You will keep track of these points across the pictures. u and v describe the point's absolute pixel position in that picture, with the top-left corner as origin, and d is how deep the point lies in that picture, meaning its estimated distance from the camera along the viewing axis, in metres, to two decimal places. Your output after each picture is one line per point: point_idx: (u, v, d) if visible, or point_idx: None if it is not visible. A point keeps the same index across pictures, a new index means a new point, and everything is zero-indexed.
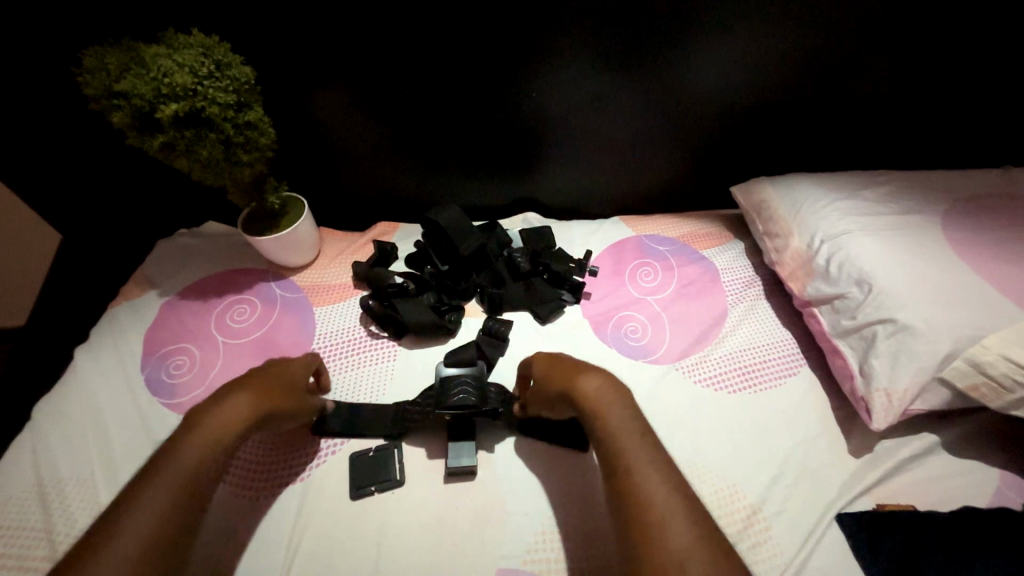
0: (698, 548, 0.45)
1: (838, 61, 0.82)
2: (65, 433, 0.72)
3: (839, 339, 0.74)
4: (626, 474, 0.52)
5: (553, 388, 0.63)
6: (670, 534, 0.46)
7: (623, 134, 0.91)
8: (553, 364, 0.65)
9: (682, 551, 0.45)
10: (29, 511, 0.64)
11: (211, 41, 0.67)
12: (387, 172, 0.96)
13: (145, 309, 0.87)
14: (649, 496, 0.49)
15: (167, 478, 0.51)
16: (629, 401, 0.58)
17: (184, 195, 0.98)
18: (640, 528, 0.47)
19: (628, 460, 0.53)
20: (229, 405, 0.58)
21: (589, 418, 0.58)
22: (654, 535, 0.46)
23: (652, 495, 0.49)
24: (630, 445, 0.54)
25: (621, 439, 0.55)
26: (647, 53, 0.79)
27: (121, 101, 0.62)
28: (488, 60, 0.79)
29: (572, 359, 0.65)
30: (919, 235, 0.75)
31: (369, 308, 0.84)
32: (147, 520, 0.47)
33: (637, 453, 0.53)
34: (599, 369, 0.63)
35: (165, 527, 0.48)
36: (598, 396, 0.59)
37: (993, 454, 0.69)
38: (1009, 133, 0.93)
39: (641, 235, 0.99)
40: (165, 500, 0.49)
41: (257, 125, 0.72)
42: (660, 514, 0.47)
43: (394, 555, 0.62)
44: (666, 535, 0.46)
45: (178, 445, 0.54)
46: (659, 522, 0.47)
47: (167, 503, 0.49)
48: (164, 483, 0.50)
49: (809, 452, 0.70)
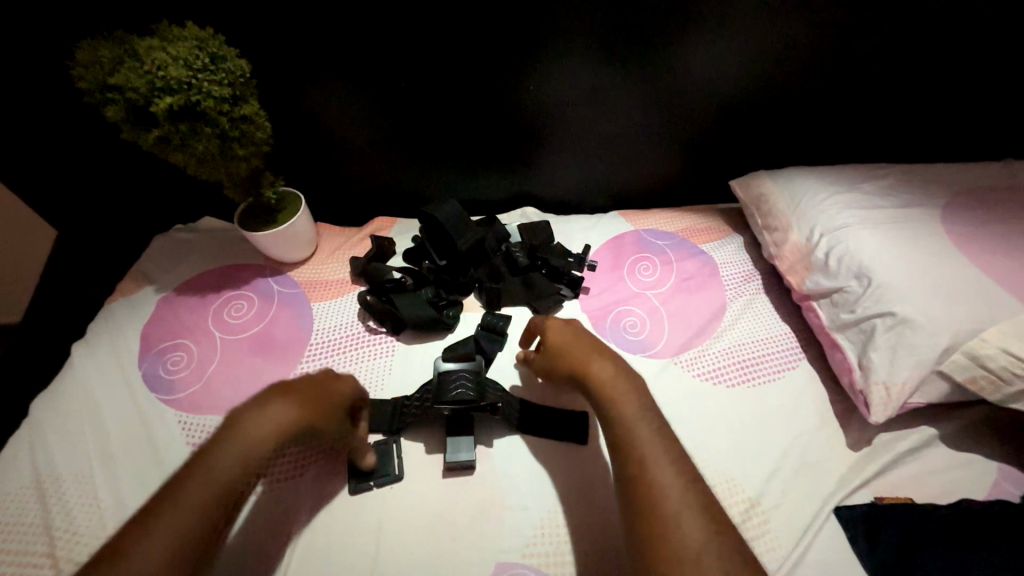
0: (709, 548, 0.44)
1: (837, 54, 0.81)
2: (62, 429, 0.71)
3: (837, 332, 0.73)
4: (638, 468, 0.51)
5: (563, 370, 0.63)
6: (683, 532, 0.46)
7: (622, 128, 0.91)
8: (567, 342, 0.64)
9: (692, 546, 0.45)
10: (28, 506, 0.64)
11: (205, 34, 0.66)
12: (385, 167, 0.95)
13: (142, 304, 0.87)
14: (657, 486, 0.49)
15: (196, 489, 0.48)
16: (640, 389, 0.58)
17: (181, 190, 0.97)
18: (649, 522, 0.47)
19: (639, 451, 0.52)
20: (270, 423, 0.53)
21: (598, 401, 0.58)
22: (665, 530, 0.46)
23: (662, 488, 0.49)
24: (642, 437, 0.53)
25: (633, 430, 0.54)
26: (645, 47, 0.79)
27: (115, 95, 0.62)
28: (486, 54, 0.78)
29: (587, 340, 0.64)
30: (919, 229, 0.75)
31: (367, 303, 0.84)
32: (167, 536, 0.45)
33: (649, 444, 0.52)
34: (612, 354, 0.62)
35: (185, 542, 0.46)
36: (609, 382, 0.58)
37: (991, 447, 0.69)
38: (1008, 127, 0.93)
39: (640, 229, 0.98)
40: (187, 517, 0.47)
41: (254, 119, 0.72)
42: (670, 509, 0.47)
43: (393, 550, 0.62)
44: (679, 533, 0.46)
45: (216, 449, 0.51)
46: (669, 518, 0.47)
47: (192, 523, 0.47)
48: (191, 500, 0.48)
49: (808, 445, 0.70)
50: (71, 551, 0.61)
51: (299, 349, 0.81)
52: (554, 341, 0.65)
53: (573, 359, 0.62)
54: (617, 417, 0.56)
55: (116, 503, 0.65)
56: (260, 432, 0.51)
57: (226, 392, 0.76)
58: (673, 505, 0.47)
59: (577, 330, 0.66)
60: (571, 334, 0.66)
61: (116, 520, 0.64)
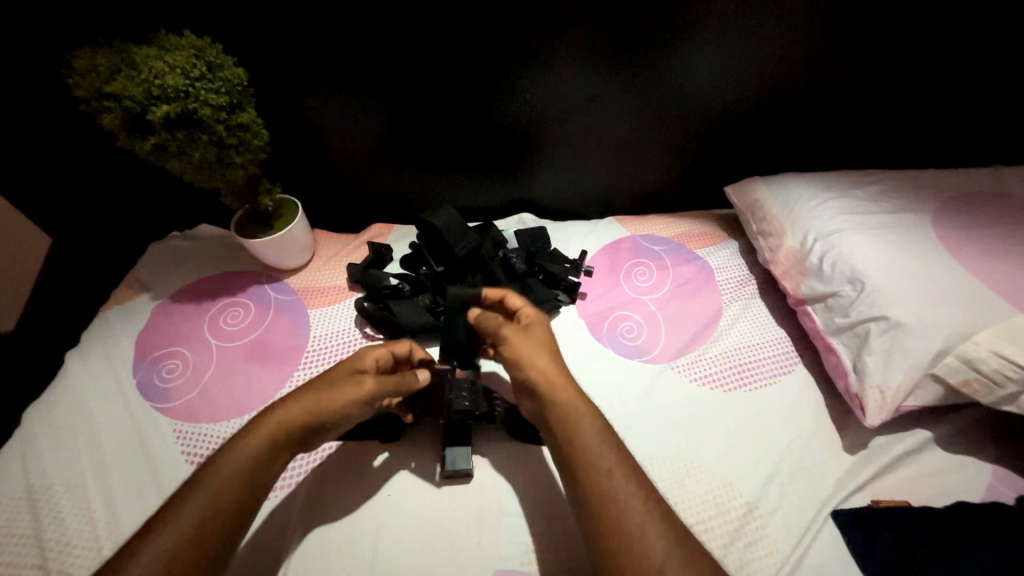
0: None
1: (828, 64, 0.83)
2: (54, 439, 0.71)
3: (833, 336, 0.74)
4: (602, 499, 0.49)
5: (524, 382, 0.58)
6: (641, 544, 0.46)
7: (618, 136, 0.91)
8: (532, 352, 0.59)
9: None
10: (19, 518, 0.63)
11: (202, 43, 0.67)
12: (382, 174, 0.96)
13: (137, 311, 0.86)
14: (638, 539, 0.46)
15: (218, 476, 0.51)
16: (603, 428, 0.54)
17: (178, 197, 0.97)
18: (604, 527, 0.48)
19: (585, 454, 0.52)
20: (274, 416, 0.55)
21: (562, 439, 0.54)
22: (624, 537, 0.46)
23: (626, 512, 0.48)
24: (595, 449, 0.52)
25: (588, 447, 0.52)
26: (640, 55, 0.80)
27: (111, 103, 0.62)
28: (483, 63, 0.79)
29: (552, 361, 0.59)
30: (910, 233, 0.76)
31: (365, 309, 0.83)
32: (175, 534, 0.46)
33: (599, 451, 0.52)
34: (576, 387, 0.58)
35: (195, 533, 0.47)
36: (576, 423, 0.54)
37: (985, 449, 0.70)
38: (999, 131, 0.94)
39: (636, 235, 0.99)
40: (195, 517, 0.48)
41: (250, 127, 0.72)
42: (644, 543, 0.46)
43: (391, 557, 0.61)
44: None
45: (231, 449, 0.53)
46: (633, 528, 0.47)
47: (197, 518, 0.48)
48: (201, 495, 0.49)
49: (803, 449, 0.71)
50: (63, 562, 0.60)
51: (295, 355, 0.81)
52: (514, 346, 0.59)
53: (533, 361, 0.58)
54: (563, 417, 0.55)
55: (110, 513, 0.65)
56: (268, 424, 0.54)
57: (223, 400, 0.76)
58: (632, 514, 0.48)
59: (548, 330, 0.63)
60: (537, 345, 0.60)
61: (110, 530, 0.63)
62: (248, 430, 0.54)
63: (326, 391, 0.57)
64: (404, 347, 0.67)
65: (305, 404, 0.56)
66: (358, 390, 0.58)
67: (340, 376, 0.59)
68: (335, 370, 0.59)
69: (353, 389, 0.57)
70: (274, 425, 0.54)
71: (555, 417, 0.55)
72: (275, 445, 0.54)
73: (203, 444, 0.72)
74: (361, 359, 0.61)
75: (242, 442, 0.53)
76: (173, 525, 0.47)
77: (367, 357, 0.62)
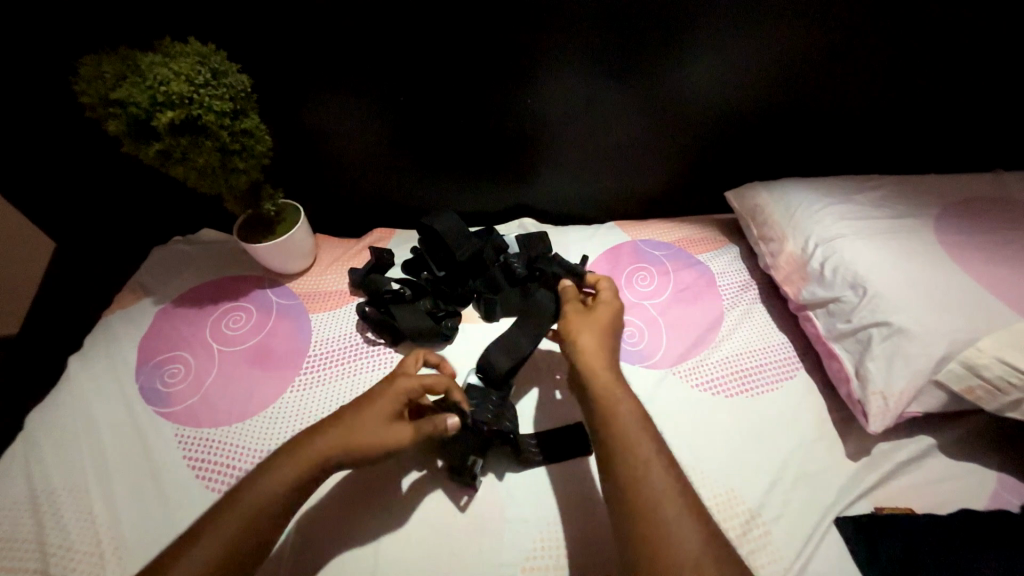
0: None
1: (827, 71, 0.84)
2: (56, 443, 0.71)
3: (835, 342, 0.74)
4: (648, 508, 0.48)
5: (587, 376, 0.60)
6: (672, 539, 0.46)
7: (619, 141, 0.92)
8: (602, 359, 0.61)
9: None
10: (22, 522, 0.64)
11: (207, 50, 0.67)
12: (384, 180, 0.96)
13: (140, 316, 0.87)
14: (676, 545, 0.46)
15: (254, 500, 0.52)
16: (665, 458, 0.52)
17: (182, 203, 0.98)
18: (636, 511, 0.49)
19: (627, 441, 0.53)
20: (315, 446, 0.56)
21: (617, 463, 0.52)
22: (657, 538, 0.47)
23: (666, 517, 0.47)
24: (649, 473, 0.50)
25: (642, 473, 0.50)
26: (641, 60, 0.80)
27: (117, 109, 0.63)
28: (484, 69, 0.80)
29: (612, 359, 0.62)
30: (911, 239, 0.76)
31: (366, 314, 0.84)
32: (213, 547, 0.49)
33: (653, 469, 0.51)
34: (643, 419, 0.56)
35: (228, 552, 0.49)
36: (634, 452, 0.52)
37: (989, 456, 0.69)
38: (999, 135, 0.94)
39: (637, 240, 0.99)
40: (229, 537, 0.50)
41: (254, 133, 0.72)
42: (680, 553, 0.45)
43: (391, 563, 0.61)
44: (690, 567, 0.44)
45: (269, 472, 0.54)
46: (671, 519, 0.47)
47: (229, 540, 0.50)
48: (239, 512, 0.51)
49: (807, 455, 0.70)
50: (64, 566, 0.60)
51: (297, 360, 0.81)
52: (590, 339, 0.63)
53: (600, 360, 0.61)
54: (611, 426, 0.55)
55: (112, 518, 0.65)
56: (308, 455, 0.55)
57: (224, 404, 0.76)
58: (679, 533, 0.46)
59: (615, 318, 0.66)
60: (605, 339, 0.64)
61: (111, 535, 0.63)
62: (281, 458, 0.55)
63: (363, 427, 0.57)
64: (440, 386, 0.64)
65: (341, 439, 0.56)
66: (394, 437, 0.58)
67: (381, 416, 0.59)
68: (377, 407, 0.59)
69: (387, 432, 0.58)
70: (307, 457, 0.55)
71: (609, 428, 0.55)
72: (303, 478, 0.54)
73: (206, 448, 0.71)
74: (401, 399, 0.61)
75: (283, 465, 0.54)
76: (206, 543, 0.49)
77: (405, 395, 0.61)
